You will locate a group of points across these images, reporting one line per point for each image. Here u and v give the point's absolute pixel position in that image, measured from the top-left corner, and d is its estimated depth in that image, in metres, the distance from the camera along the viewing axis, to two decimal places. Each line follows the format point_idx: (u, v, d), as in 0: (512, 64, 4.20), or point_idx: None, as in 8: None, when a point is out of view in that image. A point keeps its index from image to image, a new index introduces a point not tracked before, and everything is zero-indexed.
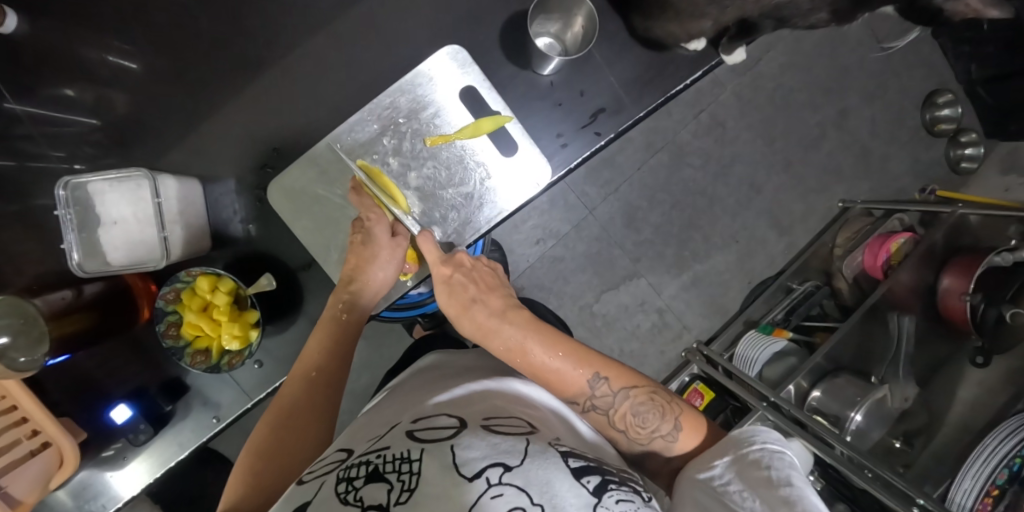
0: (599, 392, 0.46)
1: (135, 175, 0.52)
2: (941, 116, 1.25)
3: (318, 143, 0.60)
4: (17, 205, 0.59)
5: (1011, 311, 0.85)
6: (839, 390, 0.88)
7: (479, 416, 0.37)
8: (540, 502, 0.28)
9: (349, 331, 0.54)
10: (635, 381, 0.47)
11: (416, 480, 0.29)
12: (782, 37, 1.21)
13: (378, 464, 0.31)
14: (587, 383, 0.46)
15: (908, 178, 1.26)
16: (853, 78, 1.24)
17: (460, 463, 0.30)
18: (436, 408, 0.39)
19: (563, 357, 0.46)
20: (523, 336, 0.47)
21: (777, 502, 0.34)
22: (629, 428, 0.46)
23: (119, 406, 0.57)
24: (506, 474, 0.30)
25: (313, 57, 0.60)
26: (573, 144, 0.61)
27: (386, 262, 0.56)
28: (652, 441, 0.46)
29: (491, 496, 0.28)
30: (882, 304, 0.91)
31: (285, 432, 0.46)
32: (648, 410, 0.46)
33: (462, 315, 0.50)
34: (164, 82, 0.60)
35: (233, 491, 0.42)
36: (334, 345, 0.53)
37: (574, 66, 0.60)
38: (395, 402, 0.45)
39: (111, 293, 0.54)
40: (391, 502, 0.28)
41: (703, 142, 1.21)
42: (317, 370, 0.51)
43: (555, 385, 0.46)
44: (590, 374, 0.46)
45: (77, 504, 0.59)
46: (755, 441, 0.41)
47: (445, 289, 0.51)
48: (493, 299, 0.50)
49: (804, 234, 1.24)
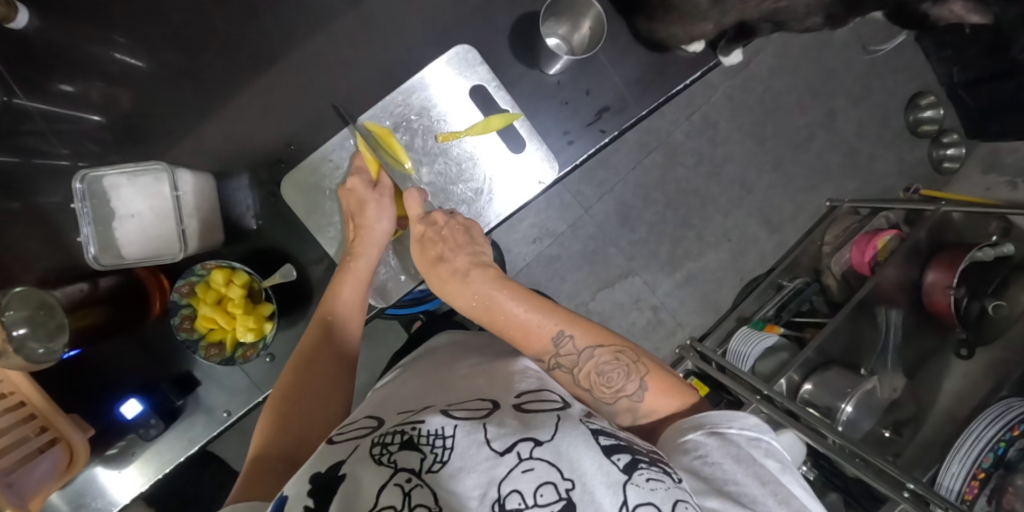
0: (563, 350, 0.47)
1: (153, 169, 0.52)
2: (923, 117, 1.30)
3: (332, 140, 0.61)
4: (21, 202, 0.59)
5: (992, 303, 0.92)
6: (830, 381, 0.90)
7: (510, 396, 0.39)
8: (570, 477, 0.30)
9: (360, 284, 0.56)
10: (602, 340, 0.48)
11: (448, 453, 0.31)
12: (772, 39, 1.24)
13: (412, 435, 0.33)
14: (552, 340, 0.47)
15: (892, 178, 1.30)
16: (840, 81, 1.28)
17: (492, 438, 0.32)
18: (468, 390, 0.41)
19: (527, 312, 0.48)
20: (491, 295, 0.50)
21: (759, 481, 0.36)
22: (591, 384, 0.46)
23: (129, 401, 0.57)
24: (536, 448, 0.31)
25: (323, 56, 0.61)
26: (579, 141, 0.62)
27: (379, 215, 0.57)
28: (617, 400, 0.46)
29: (522, 470, 0.30)
30: (870, 299, 0.94)
31: (309, 382, 0.48)
32: (612, 369, 0.46)
33: (430, 270, 0.54)
34: (171, 79, 0.61)
35: (264, 430, 0.45)
36: (349, 293, 0.55)
37: (580, 65, 0.61)
38: (424, 367, 0.49)
39: (125, 288, 0.54)
40: (423, 469, 0.30)
41: (696, 142, 1.24)
42: (333, 316, 0.53)
43: (522, 339, 0.48)
44: (555, 331, 0.47)
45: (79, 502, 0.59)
46: (732, 422, 0.41)
47: (420, 245, 0.55)
48: (461, 257, 0.53)
49: (794, 232, 1.27)
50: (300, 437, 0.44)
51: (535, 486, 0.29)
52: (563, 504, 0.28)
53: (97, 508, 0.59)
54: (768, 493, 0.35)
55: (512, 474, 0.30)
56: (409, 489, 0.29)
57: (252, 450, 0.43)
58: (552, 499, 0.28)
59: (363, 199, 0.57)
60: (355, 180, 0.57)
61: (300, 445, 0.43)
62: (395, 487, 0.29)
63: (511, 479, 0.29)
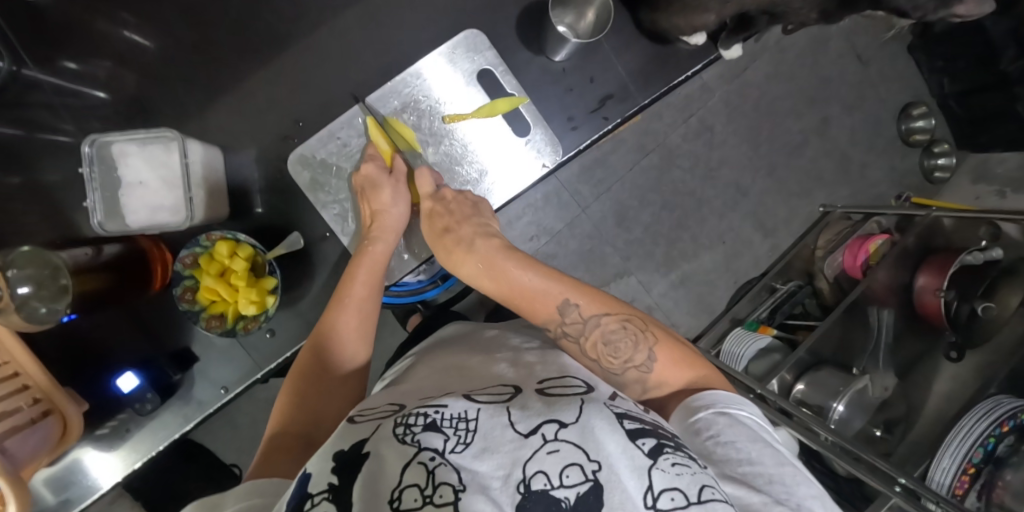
0: (570, 318, 0.48)
1: (163, 138, 0.53)
2: (914, 127, 1.31)
3: (341, 117, 0.62)
4: (22, 177, 0.59)
5: (982, 304, 0.91)
6: (822, 381, 0.91)
7: (532, 383, 0.39)
8: (596, 459, 0.29)
9: (378, 267, 0.55)
10: (608, 309, 0.48)
11: (472, 435, 0.31)
12: (767, 47, 1.26)
13: (435, 417, 0.33)
14: (559, 308, 0.48)
15: (885, 185, 1.33)
16: (834, 89, 1.31)
17: (516, 421, 0.32)
18: (489, 378, 0.41)
19: (531, 276, 0.50)
20: (493, 258, 0.52)
21: (772, 460, 0.36)
22: (598, 354, 0.46)
23: (126, 374, 0.57)
24: (561, 431, 0.31)
25: (335, 40, 0.63)
26: (583, 127, 0.64)
27: (395, 200, 0.58)
28: (625, 370, 0.45)
29: (547, 451, 0.30)
30: (861, 300, 0.95)
31: (328, 368, 0.48)
32: (620, 339, 0.46)
33: (437, 241, 0.56)
34: (180, 58, 0.62)
35: (283, 409, 0.45)
36: (367, 279, 0.54)
37: (585, 53, 0.63)
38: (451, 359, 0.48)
39: (130, 256, 0.54)
40: (447, 449, 0.30)
41: (692, 145, 1.25)
42: (352, 298, 0.52)
43: (531, 310, 0.49)
44: (562, 299, 0.48)
45: (63, 484, 0.58)
46: (743, 405, 0.41)
47: (427, 218, 0.58)
48: (467, 228, 0.56)
49: (787, 236, 1.29)
50: (318, 420, 0.44)
51: (560, 467, 0.29)
52: (590, 485, 0.28)
53: (85, 487, 0.58)
54: (781, 472, 0.36)
55: (537, 454, 0.29)
56: (433, 468, 0.28)
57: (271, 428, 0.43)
58: (579, 481, 0.28)
59: (384, 190, 0.58)
60: (371, 168, 0.59)
61: (317, 428, 0.44)
62: (419, 466, 0.29)
63: (536, 460, 0.29)
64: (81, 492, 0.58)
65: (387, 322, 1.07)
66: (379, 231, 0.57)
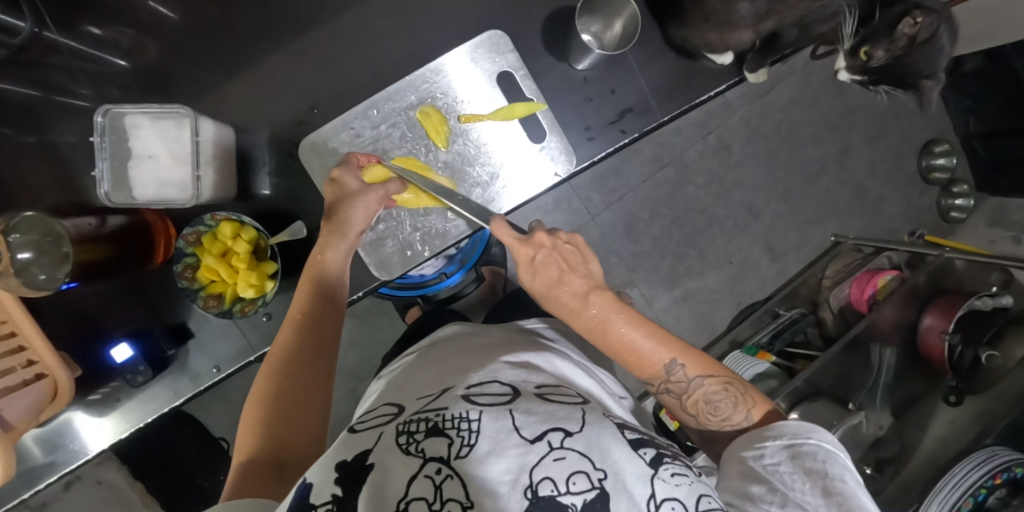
0: (675, 377, 0.48)
1: (176, 114, 0.53)
2: (935, 165, 1.29)
3: (356, 107, 0.62)
4: (35, 137, 0.60)
5: (985, 352, 0.90)
6: (816, 413, 0.89)
7: (529, 386, 0.38)
8: (602, 467, 0.29)
9: (330, 278, 0.53)
10: (712, 370, 0.48)
11: (476, 437, 0.30)
12: (794, 69, 1.24)
13: (437, 421, 0.32)
14: (666, 366, 0.47)
15: (899, 220, 1.31)
16: (857, 118, 1.29)
17: (521, 426, 0.31)
18: (484, 373, 0.39)
19: (644, 337, 0.47)
20: (608, 317, 0.46)
21: (821, 493, 0.37)
22: (700, 407, 0.48)
23: (120, 345, 0.57)
24: (567, 439, 0.30)
25: (359, 28, 0.63)
26: (599, 138, 0.63)
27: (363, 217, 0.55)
28: (722, 427, 0.48)
29: (553, 458, 0.29)
30: (864, 336, 0.94)
31: (290, 380, 0.45)
32: (722, 399, 0.47)
33: (548, 294, 0.47)
34: (203, 34, 0.62)
35: (250, 437, 0.42)
36: (315, 291, 0.52)
37: (608, 64, 0.62)
38: (418, 374, 0.46)
39: (133, 229, 0.54)
40: (452, 455, 0.29)
41: (708, 162, 1.24)
42: (304, 313, 0.50)
43: (635, 366, 0.48)
44: (669, 359, 0.47)
45: (49, 447, 0.58)
46: (811, 433, 0.41)
47: (530, 272, 0.47)
48: (579, 280, 0.47)
49: (796, 262, 1.28)
50: (283, 437, 0.42)
51: (568, 473, 0.28)
52: (596, 494, 0.28)
53: (72, 452, 0.58)
54: (827, 505, 0.36)
55: (543, 461, 0.29)
56: (440, 482, 0.28)
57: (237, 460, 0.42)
58: (585, 488, 0.28)
59: (348, 202, 0.54)
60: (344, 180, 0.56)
61: (287, 446, 0.41)
62: (426, 479, 0.28)
63: (542, 466, 0.29)
64: (66, 457, 0.58)
65: (386, 311, 1.06)
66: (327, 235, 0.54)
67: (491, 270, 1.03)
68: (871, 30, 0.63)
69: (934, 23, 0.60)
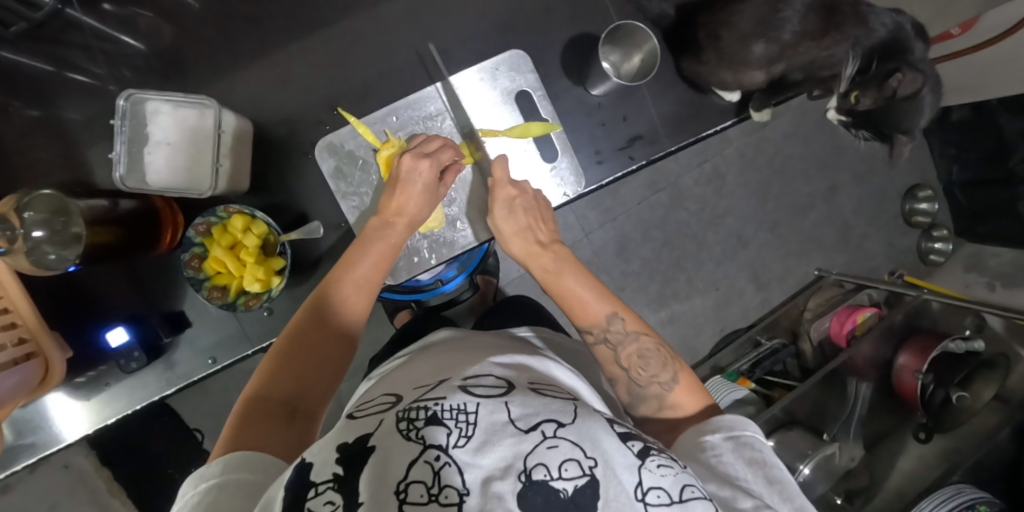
0: (614, 328, 0.50)
1: (199, 104, 0.54)
2: (918, 209, 1.34)
3: (374, 112, 0.63)
4: (43, 112, 0.60)
5: (957, 393, 0.93)
6: (792, 442, 0.91)
7: (525, 382, 0.40)
8: (593, 455, 0.30)
9: (389, 252, 0.53)
10: (647, 330, 0.50)
11: (473, 428, 0.31)
12: (790, 106, 1.29)
13: (436, 410, 0.33)
14: (606, 317, 0.51)
15: (880, 259, 1.35)
16: (847, 158, 1.34)
17: (515, 418, 0.32)
18: (479, 368, 0.41)
19: (590, 291, 0.52)
20: (561, 265, 0.54)
21: (764, 481, 0.38)
22: (630, 366, 0.49)
23: (116, 328, 0.57)
24: (559, 429, 0.32)
25: (382, 34, 0.64)
26: (608, 163, 0.65)
27: (423, 200, 0.56)
28: (649, 384, 0.48)
29: (547, 446, 0.30)
30: (842, 370, 0.98)
31: (321, 335, 0.46)
32: (653, 356, 0.49)
33: (514, 236, 0.56)
34: (223, 26, 0.63)
35: (269, 373, 0.43)
36: (377, 259, 0.52)
37: (622, 92, 0.65)
38: (421, 368, 0.47)
39: (143, 214, 0.54)
40: (450, 444, 0.30)
41: (702, 190, 1.27)
42: (363, 279, 0.51)
43: (576, 313, 0.52)
44: (609, 311, 0.51)
45: (25, 428, 0.57)
46: (746, 425, 0.42)
47: (508, 210, 0.56)
48: (544, 231, 0.57)
49: (779, 292, 1.32)
50: (302, 388, 0.43)
51: (560, 460, 0.29)
52: (587, 480, 0.29)
53: (41, 439, 0.57)
54: (771, 494, 0.37)
55: (538, 449, 0.30)
56: (439, 468, 0.29)
57: (246, 393, 0.41)
58: (576, 474, 0.29)
59: (409, 183, 0.55)
60: (409, 159, 0.54)
61: (304, 398, 0.42)
62: (425, 464, 0.29)
63: (536, 453, 0.30)
64: (35, 443, 0.57)
65: (375, 313, 1.06)
66: (388, 211, 0.55)
67: (485, 279, 1.03)
68: (866, 79, 0.66)
69: (918, 80, 0.62)
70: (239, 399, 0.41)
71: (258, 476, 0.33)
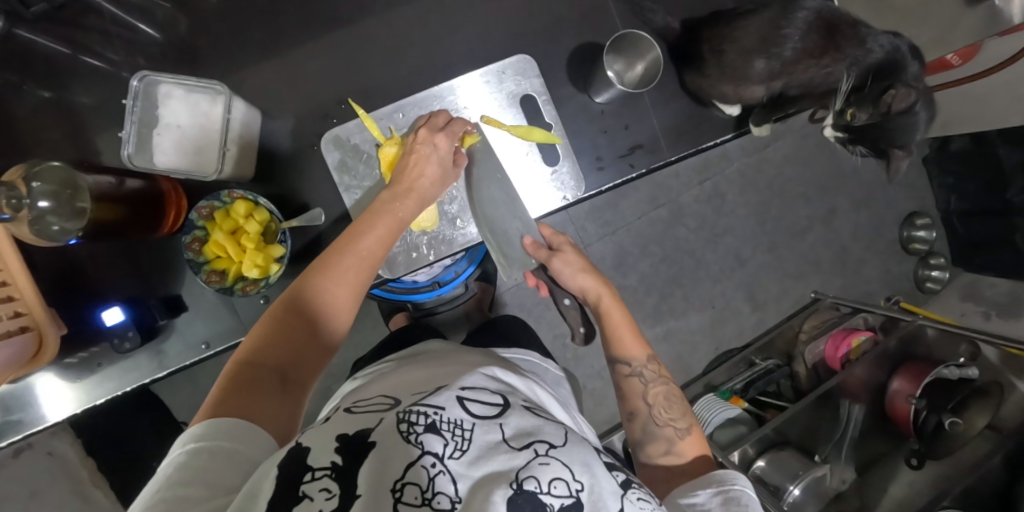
0: (644, 369, 0.52)
1: (210, 90, 0.55)
2: (916, 236, 1.35)
3: (381, 108, 0.64)
4: (55, 93, 0.61)
5: (949, 418, 0.90)
6: (782, 462, 0.90)
7: (519, 401, 0.40)
8: (581, 479, 0.31)
9: (397, 227, 0.52)
10: (667, 377, 0.52)
11: (469, 443, 0.31)
12: (791, 130, 1.30)
13: (435, 419, 0.33)
14: (642, 357, 0.52)
15: (877, 284, 1.36)
16: (846, 183, 1.35)
17: (509, 437, 0.33)
18: (476, 380, 0.41)
19: (631, 330, 0.53)
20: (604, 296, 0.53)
21: None
22: (654, 404, 0.50)
23: (112, 308, 0.57)
24: (552, 449, 0.32)
25: (393, 34, 0.66)
26: (609, 169, 0.66)
27: (435, 179, 0.55)
28: (665, 425, 0.49)
29: (539, 462, 0.31)
30: (836, 392, 0.96)
31: (321, 307, 0.45)
32: (672, 402, 0.51)
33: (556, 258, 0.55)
34: (238, 19, 0.64)
35: (261, 336, 0.43)
36: (386, 235, 0.51)
37: (625, 101, 0.66)
38: (410, 370, 0.48)
39: (148, 195, 0.55)
40: (446, 455, 0.30)
41: (702, 207, 1.28)
42: (371, 253, 0.49)
43: (614, 342, 0.53)
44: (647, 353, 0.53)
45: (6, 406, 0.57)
46: (736, 480, 0.43)
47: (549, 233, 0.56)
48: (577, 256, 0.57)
49: (775, 313, 1.32)
50: (292, 359, 0.43)
51: (550, 477, 0.30)
52: (573, 501, 0.29)
53: (19, 419, 0.57)
54: None
55: (530, 464, 0.31)
56: (433, 474, 0.29)
57: (238, 355, 0.42)
58: (564, 494, 0.29)
59: (422, 157, 0.54)
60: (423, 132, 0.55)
61: (295, 367, 0.43)
62: (421, 468, 0.29)
63: (529, 468, 0.30)
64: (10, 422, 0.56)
65: (370, 314, 1.06)
66: (400, 187, 0.53)
67: (483, 286, 1.04)
68: (860, 97, 0.66)
69: (911, 96, 0.62)
70: (230, 360, 0.41)
71: (247, 450, 0.33)
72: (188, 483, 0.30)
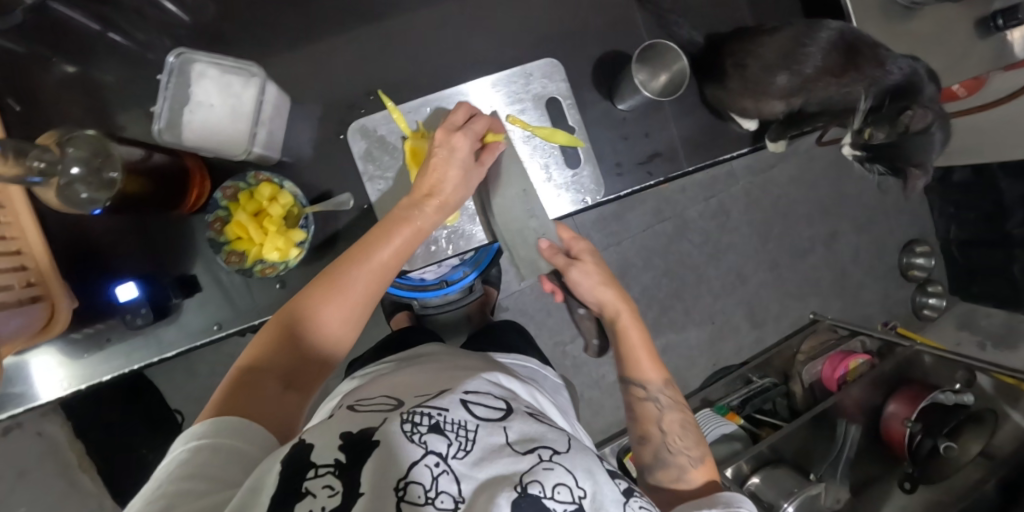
0: (660, 394, 0.52)
1: (243, 71, 0.55)
2: (915, 263, 1.37)
3: (409, 102, 0.64)
4: (81, 69, 0.61)
5: (944, 443, 0.91)
6: (776, 479, 0.91)
7: (522, 407, 0.40)
8: (582, 486, 0.32)
9: (412, 234, 0.51)
10: (682, 405, 0.53)
11: (472, 445, 0.32)
12: (798, 152, 1.32)
13: (439, 419, 0.33)
14: (658, 381, 0.53)
15: (875, 309, 1.37)
16: (848, 208, 1.37)
17: (512, 441, 0.33)
18: (478, 384, 0.41)
19: (649, 353, 0.54)
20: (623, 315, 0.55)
21: None
22: (669, 430, 0.50)
23: (127, 283, 0.58)
24: (555, 455, 0.33)
25: (421, 32, 0.67)
26: (628, 175, 0.68)
27: (454, 185, 0.54)
28: (678, 452, 0.49)
29: (543, 467, 0.31)
30: (831, 412, 0.97)
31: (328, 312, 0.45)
32: (686, 429, 0.50)
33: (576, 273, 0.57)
34: (267, 8, 0.65)
35: (268, 339, 0.43)
36: (400, 240, 0.50)
37: (648, 109, 0.68)
38: (412, 373, 0.48)
39: (173, 171, 0.55)
40: (449, 455, 0.31)
41: (706, 223, 1.30)
42: (384, 260, 0.48)
43: (630, 364, 0.54)
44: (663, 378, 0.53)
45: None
46: (741, 504, 0.43)
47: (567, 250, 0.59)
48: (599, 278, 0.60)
49: (774, 332, 1.33)
50: (296, 363, 0.43)
51: (554, 483, 0.31)
52: (575, 508, 0.30)
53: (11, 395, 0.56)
54: None
55: (534, 468, 0.31)
56: (436, 474, 0.29)
57: (245, 357, 0.43)
58: (567, 499, 0.30)
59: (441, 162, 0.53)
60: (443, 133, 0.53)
61: (300, 370, 0.43)
62: (425, 468, 0.29)
63: (532, 472, 0.31)
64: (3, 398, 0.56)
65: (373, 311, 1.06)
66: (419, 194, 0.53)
67: (488, 291, 1.03)
68: (878, 117, 0.66)
69: (927, 115, 0.65)
70: (238, 361, 0.42)
71: (248, 447, 0.33)
72: (185, 478, 0.30)
